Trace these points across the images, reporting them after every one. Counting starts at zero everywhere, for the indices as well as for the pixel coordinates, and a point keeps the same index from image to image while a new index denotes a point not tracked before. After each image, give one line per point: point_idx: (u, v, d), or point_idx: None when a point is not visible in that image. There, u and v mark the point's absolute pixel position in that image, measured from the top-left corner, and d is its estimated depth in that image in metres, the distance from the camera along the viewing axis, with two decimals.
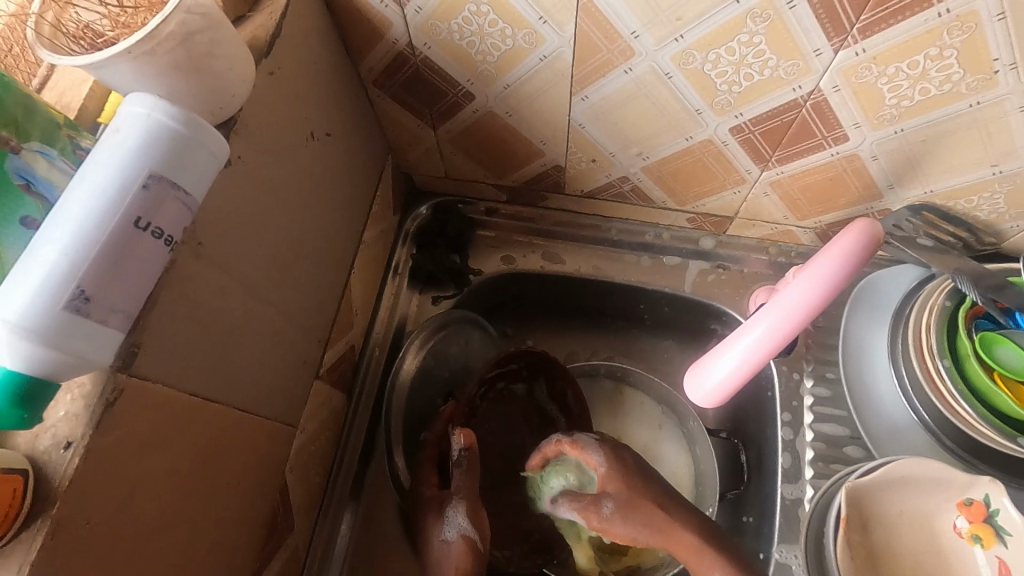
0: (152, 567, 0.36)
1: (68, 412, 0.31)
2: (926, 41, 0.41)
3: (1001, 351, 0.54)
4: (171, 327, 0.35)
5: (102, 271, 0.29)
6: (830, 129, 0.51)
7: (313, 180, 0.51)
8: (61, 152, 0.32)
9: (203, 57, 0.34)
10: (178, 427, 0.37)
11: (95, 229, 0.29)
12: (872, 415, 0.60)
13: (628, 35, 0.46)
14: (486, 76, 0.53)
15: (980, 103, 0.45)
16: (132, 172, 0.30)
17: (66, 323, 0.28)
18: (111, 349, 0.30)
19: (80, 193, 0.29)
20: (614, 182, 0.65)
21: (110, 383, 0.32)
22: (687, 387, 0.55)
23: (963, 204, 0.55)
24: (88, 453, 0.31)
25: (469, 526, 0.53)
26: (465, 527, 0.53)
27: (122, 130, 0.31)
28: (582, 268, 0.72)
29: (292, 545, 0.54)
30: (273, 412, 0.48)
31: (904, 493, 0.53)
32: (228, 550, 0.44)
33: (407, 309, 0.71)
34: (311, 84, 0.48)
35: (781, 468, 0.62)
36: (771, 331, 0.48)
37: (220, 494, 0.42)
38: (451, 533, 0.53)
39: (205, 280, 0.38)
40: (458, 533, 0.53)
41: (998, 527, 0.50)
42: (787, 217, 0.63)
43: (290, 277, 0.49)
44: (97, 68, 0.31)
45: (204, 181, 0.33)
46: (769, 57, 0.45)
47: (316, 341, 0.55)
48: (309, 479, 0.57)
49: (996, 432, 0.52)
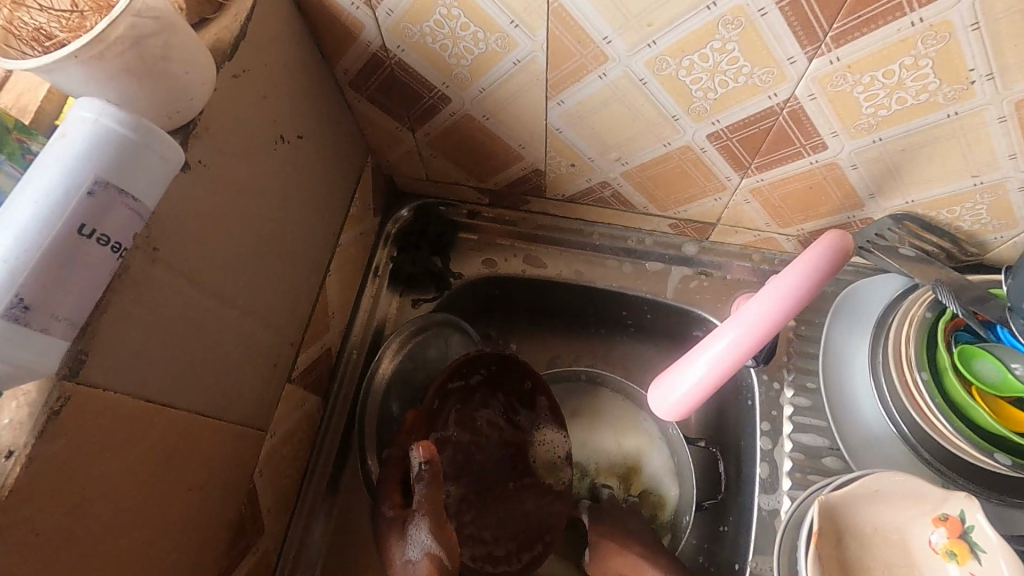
0: (103, 574, 0.36)
1: (12, 420, 0.30)
2: (900, 50, 0.40)
3: (981, 365, 0.53)
4: (124, 332, 0.35)
5: (42, 279, 0.29)
6: (808, 137, 0.50)
7: (283, 183, 0.50)
8: (10, 155, 0.32)
9: (156, 61, 0.33)
10: (132, 433, 0.36)
11: (36, 236, 0.28)
12: (851, 427, 0.60)
13: (601, 40, 0.45)
14: (461, 79, 0.52)
15: (958, 113, 0.44)
16: (78, 178, 0.30)
17: (3, 331, 0.27)
18: (54, 356, 0.30)
19: (23, 199, 0.29)
20: (595, 187, 0.64)
21: (55, 390, 0.31)
22: (653, 399, 0.54)
23: (945, 214, 0.54)
24: (32, 461, 0.30)
25: (434, 543, 0.52)
26: (429, 544, 0.52)
27: (69, 134, 0.30)
28: (564, 273, 0.71)
29: (261, 549, 0.54)
30: (240, 416, 0.48)
31: (879, 507, 0.52)
32: (191, 555, 0.44)
33: (387, 311, 0.70)
34: (281, 86, 0.48)
35: (759, 478, 0.61)
36: (741, 337, 0.47)
37: (180, 500, 0.42)
38: (413, 550, 0.52)
39: (162, 285, 0.37)
40: (423, 551, 0.52)
41: (973, 543, 0.49)
42: (769, 224, 0.62)
43: (259, 280, 0.48)
44: (46, 71, 0.31)
45: (155, 187, 0.33)
46: (743, 64, 0.44)
47: (288, 344, 0.54)
48: (281, 482, 0.56)
49: (974, 448, 0.51)
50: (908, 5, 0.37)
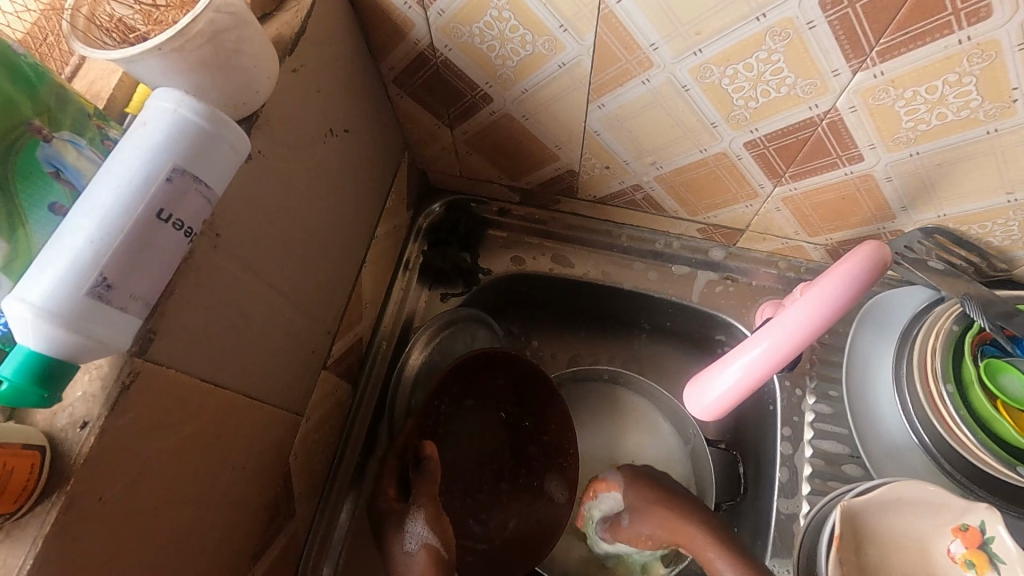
0: (158, 544, 0.38)
1: (85, 392, 0.32)
2: (946, 66, 0.41)
3: (1006, 379, 0.54)
4: (186, 313, 0.36)
5: (124, 259, 0.30)
6: (845, 148, 0.51)
7: (329, 175, 0.52)
8: (90, 141, 0.33)
9: (230, 54, 0.35)
10: (188, 411, 0.38)
11: (119, 218, 0.30)
12: (873, 436, 0.60)
13: (648, 46, 0.46)
14: (504, 80, 0.54)
15: (997, 130, 0.45)
16: (158, 165, 0.31)
17: (88, 309, 0.29)
18: (129, 334, 0.31)
19: (107, 183, 0.30)
20: (627, 190, 0.65)
21: (125, 366, 0.33)
22: (688, 399, 0.55)
23: (977, 229, 0.55)
24: (104, 432, 0.32)
25: (431, 534, 0.49)
26: (426, 535, 0.49)
27: (149, 122, 0.32)
28: (590, 273, 0.73)
29: (291, 530, 0.56)
30: (281, 399, 0.49)
31: (902, 516, 0.53)
32: (233, 533, 0.45)
33: (416, 304, 0.72)
34: (333, 80, 0.49)
35: (778, 482, 0.62)
36: (774, 346, 0.48)
37: (226, 478, 0.43)
38: (412, 543, 0.49)
39: (221, 270, 0.39)
40: (421, 543, 0.49)
41: (992, 554, 0.50)
42: (799, 233, 0.63)
43: (303, 269, 0.50)
44: (128, 61, 0.32)
45: (225, 175, 0.34)
46: (787, 74, 0.45)
47: (326, 332, 0.56)
48: (312, 466, 0.58)
49: (995, 459, 0.52)
50: (956, 23, 0.38)
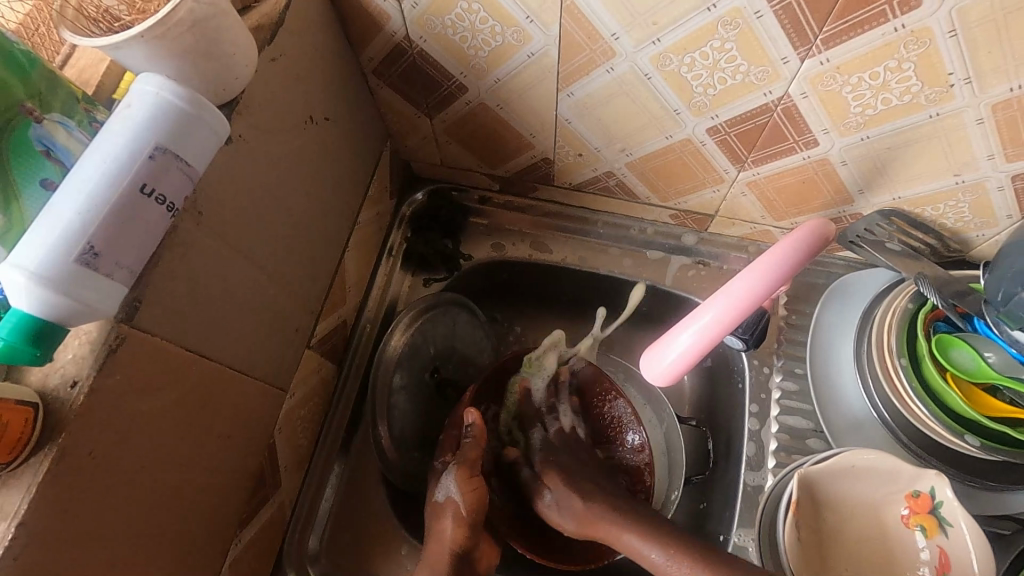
0: (146, 502, 0.40)
1: (75, 355, 0.35)
2: (885, 54, 0.44)
3: (957, 354, 0.57)
4: (169, 285, 0.39)
5: (110, 229, 0.33)
6: (800, 134, 0.53)
7: (310, 161, 0.54)
8: (79, 123, 0.36)
9: (209, 42, 0.37)
10: (174, 378, 0.40)
11: (105, 192, 0.32)
12: (835, 411, 0.63)
13: (609, 36, 0.48)
14: (478, 70, 0.56)
15: (939, 114, 0.47)
16: (142, 143, 0.34)
17: (77, 273, 0.31)
18: (115, 299, 0.33)
19: (92, 159, 0.33)
20: (601, 177, 0.68)
21: (113, 331, 0.35)
22: (643, 365, 0.56)
23: (930, 211, 0.58)
24: (93, 392, 0.35)
25: (457, 489, 0.56)
26: (452, 490, 0.57)
27: (133, 104, 0.34)
28: (568, 258, 0.75)
29: (277, 502, 0.58)
30: (265, 374, 0.52)
31: (858, 486, 0.55)
32: (219, 499, 0.48)
33: (399, 290, 0.74)
34: (312, 70, 0.52)
35: (745, 456, 0.65)
36: (722, 312, 0.50)
37: (213, 445, 0.46)
38: (440, 495, 0.57)
39: (204, 246, 0.41)
40: (447, 496, 0.57)
41: (941, 518, 0.53)
42: (765, 217, 0.66)
43: (286, 250, 0.52)
44: (114, 48, 0.35)
45: (204, 155, 0.37)
46: (740, 62, 0.48)
47: (310, 312, 0.58)
48: (297, 441, 0.61)
49: (946, 429, 0.54)
50: (891, 12, 0.41)
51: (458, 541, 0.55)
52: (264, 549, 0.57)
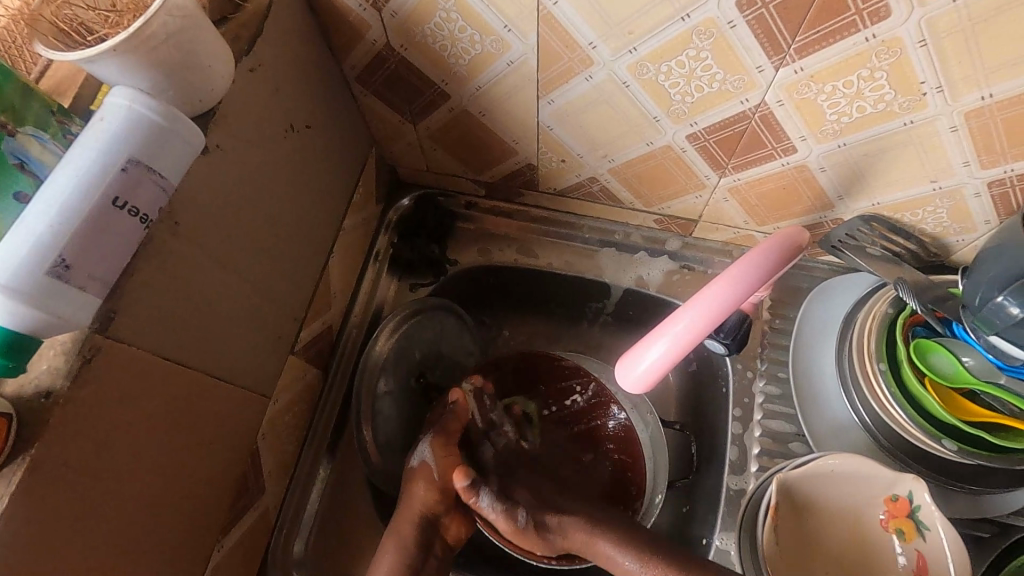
0: (125, 509, 0.41)
1: (49, 365, 0.35)
2: (858, 62, 0.44)
3: (935, 357, 0.57)
4: (145, 294, 0.39)
5: (81, 242, 0.33)
6: (779, 140, 0.54)
7: (292, 169, 0.54)
8: (53, 135, 0.36)
9: (184, 55, 0.37)
10: (151, 387, 0.41)
11: (77, 205, 0.33)
12: (817, 415, 0.63)
13: (587, 45, 0.49)
14: (459, 77, 0.56)
15: (913, 122, 0.47)
16: (114, 156, 0.34)
17: (48, 286, 0.32)
18: (87, 310, 0.34)
19: (63, 173, 0.33)
20: (585, 182, 0.68)
21: (87, 342, 0.36)
22: (619, 372, 0.55)
23: (909, 216, 0.58)
24: (66, 402, 0.35)
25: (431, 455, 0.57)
26: (427, 454, 0.58)
27: (106, 118, 0.34)
28: (554, 263, 0.76)
29: (261, 507, 0.58)
30: (247, 381, 0.52)
31: (838, 491, 0.56)
32: (200, 505, 0.48)
33: (386, 294, 0.75)
34: (293, 79, 0.52)
35: (728, 460, 0.66)
36: (698, 320, 0.49)
37: (193, 453, 0.46)
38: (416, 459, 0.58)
39: (181, 255, 0.42)
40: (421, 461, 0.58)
41: (919, 522, 0.53)
42: (748, 222, 0.66)
43: (267, 256, 0.53)
44: (86, 62, 0.35)
45: (177, 167, 0.37)
46: (716, 71, 0.48)
47: (293, 319, 0.59)
48: (281, 446, 0.61)
49: (924, 434, 0.55)
50: (861, 22, 0.41)
51: (429, 504, 0.56)
52: (248, 553, 0.58)
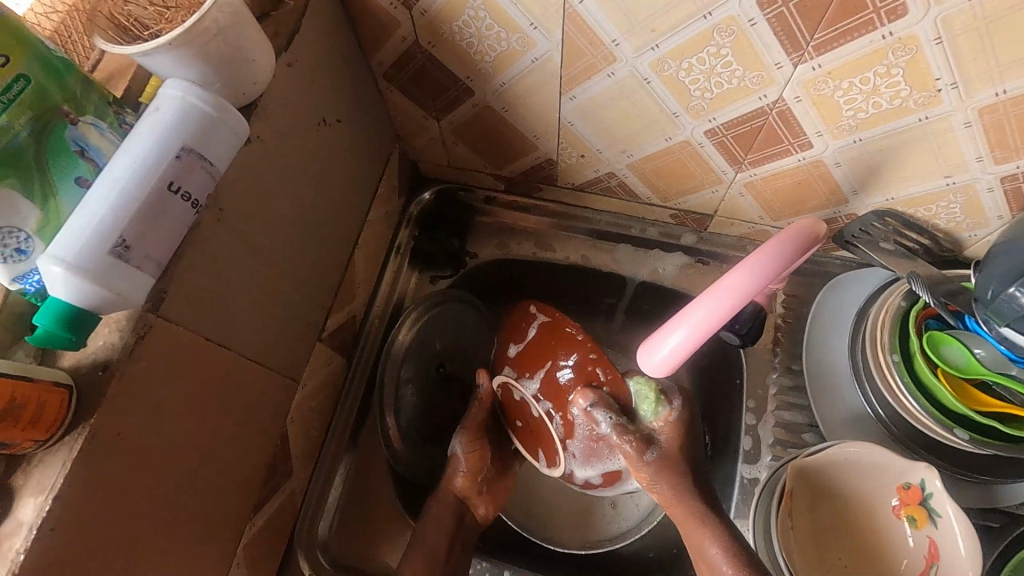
0: (170, 482, 0.43)
1: (105, 342, 0.37)
2: (874, 59, 0.45)
3: (947, 349, 0.58)
4: (191, 276, 0.41)
5: (139, 224, 0.35)
6: (795, 136, 0.55)
7: (323, 161, 0.57)
8: (110, 124, 0.38)
9: (231, 50, 0.39)
10: (194, 366, 0.43)
11: (136, 189, 0.35)
12: (828, 406, 0.65)
13: (610, 42, 0.51)
14: (484, 74, 0.58)
15: (928, 118, 0.49)
16: (170, 144, 0.36)
17: (109, 265, 0.34)
18: (144, 289, 0.36)
19: (123, 159, 0.35)
20: (602, 177, 0.70)
21: (140, 320, 0.38)
22: (640, 357, 0.56)
23: (923, 212, 0.59)
24: (121, 376, 0.37)
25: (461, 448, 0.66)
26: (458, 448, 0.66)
27: (162, 108, 0.37)
28: (571, 257, 0.77)
29: (288, 489, 0.60)
30: (279, 365, 0.54)
31: (851, 478, 0.57)
32: (236, 483, 0.50)
33: (406, 287, 0.77)
34: (326, 75, 0.54)
35: (742, 450, 0.67)
36: (715, 310, 0.51)
37: (230, 431, 0.48)
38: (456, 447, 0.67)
39: (225, 241, 0.44)
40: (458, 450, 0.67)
41: (931, 509, 0.54)
42: (762, 217, 0.67)
43: (300, 245, 0.55)
44: (143, 55, 0.37)
45: (225, 155, 0.39)
46: (736, 68, 0.50)
47: (321, 307, 0.61)
48: (308, 431, 0.63)
49: (936, 424, 0.56)
50: (878, 20, 0.42)
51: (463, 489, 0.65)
52: (278, 532, 0.60)
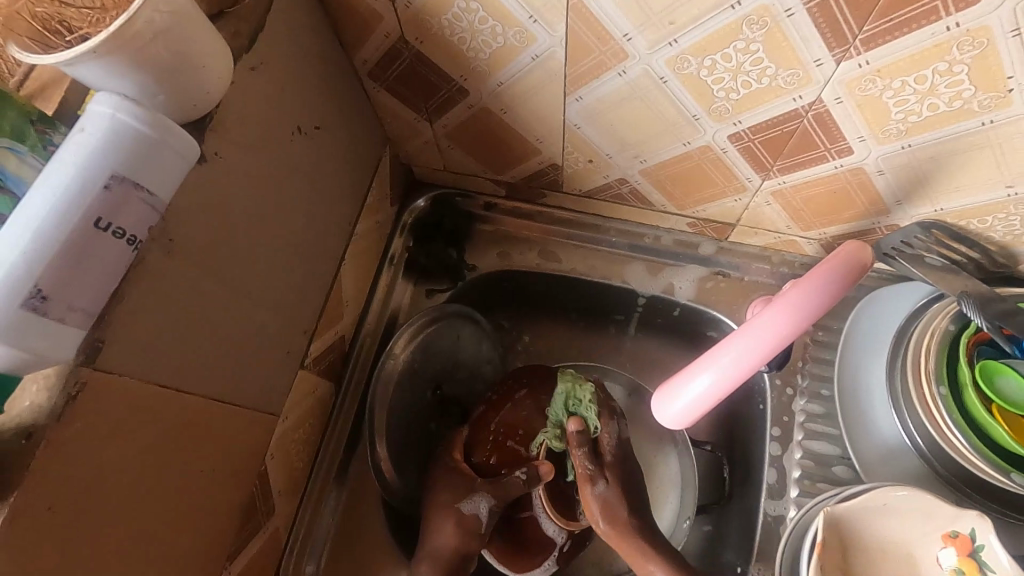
0: (123, 549, 0.38)
1: (32, 403, 0.32)
2: (934, 55, 0.39)
3: (1003, 381, 0.52)
4: (135, 319, 0.36)
5: (59, 270, 0.30)
6: (833, 141, 0.48)
7: (300, 173, 0.51)
8: (31, 147, 0.33)
9: (176, 57, 0.34)
10: (145, 419, 0.38)
11: (54, 230, 0.29)
12: (864, 438, 0.58)
13: (621, 37, 0.44)
14: (479, 73, 0.52)
15: (993, 122, 0.42)
16: (96, 173, 0.31)
17: (20, 320, 0.28)
18: (71, 345, 0.31)
19: (39, 193, 0.30)
20: (613, 184, 0.63)
21: (72, 376, 0.33)
22: (657, 403, 0.51)
23: (976, 224, 0.52)
24: (48, 442, 0.32)
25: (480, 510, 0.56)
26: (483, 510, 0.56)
27: (87, 129, 0.31)
28: (578, 267, 0.71)
29: (270, 529, 0.56)
30: (254, 402, 0.49)
31: (893, 525, 0.51)
32: (205, 536, 0.45)
33: (401, 300, 0.72)
34: (299, 77, 0.48)
35: (766, 484, 0.61)
36: (745, 354, 0.45)
37: (194, 482, 0.43)
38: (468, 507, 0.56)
39: (177, 276, 0.38)
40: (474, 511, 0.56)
41: (982, 562, 0.48)
42: (791, 227, 0.61)
43: (273, 269, 0.49)
44: (66, 65, 0.31)
45: (170, 181, 0.34)
46: (767, 65, 0.43)
47: (302, 333, 0.55)
48: (292, 465, 0.58)
49: (989, 466, 0.50)
50: (943, 9, 0.36)
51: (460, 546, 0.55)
52: None
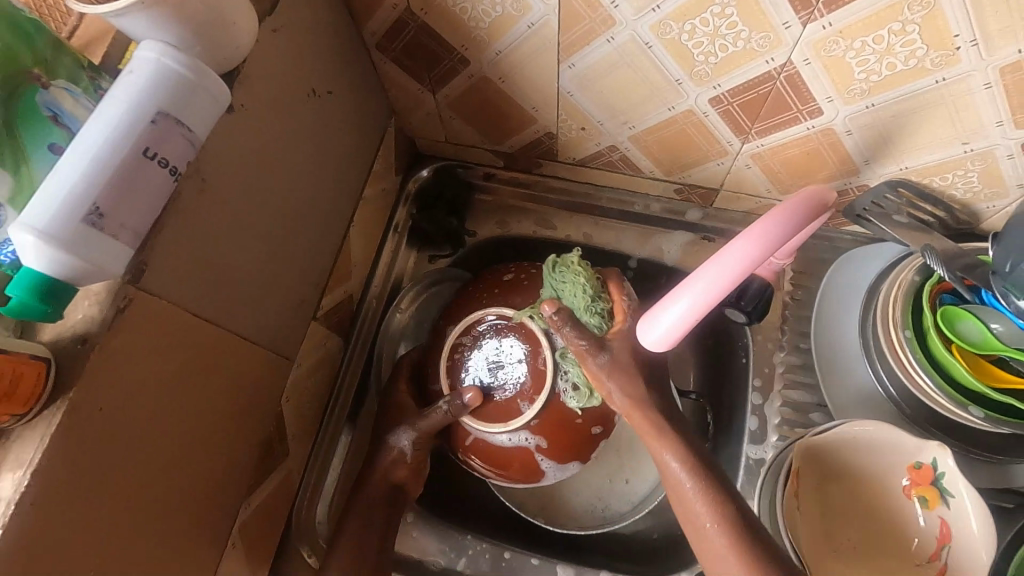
0: (162, 460, 0.42)
1: (85, 315, 0.36)
2: (889, 16, 0.43)
3: (964, 325, 0.56)
4: (173, 249, 0.40)
5: (114, 191, 0.34)
6: (804, 102, 0.53)
7: (314, 134, 0.55)
8: (84, 90, 0.37)
9: (211, 13, 0.38)
10: (180, 342, 0.42)
11: (110, 156, 0.34)
12: (837, 385, 0.63)
13: (609, 4, 0.48)
14: (479, 42, 0.56)
15: (945, 79, 0.46)
16: (145, 108, 0.35)
17: (82, 233, 0.33)
18: (122, 260, 0.35)
19: (96, 125, 0.34)
20: (604, 151, 0.67)
21: (120, 292, 0.36)
22: (640, 332, 0.54)
23: (938, 181, 0.57)
24: (99, 349, 0.36)
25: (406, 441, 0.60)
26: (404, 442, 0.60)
27: (135, 70, 0.35)
28: (572, 235, 0.76)
29: (286, 469, 0.59)
30: (272, 343, 0.53)
31: (861, 457, 0.56)
32: (229, 462, 0.49)
33: (405, 265, 0.76)
34: (314, 43, 0.52)
35: (748, 430, 0.66)
36: (714, 281, 0.48)
37: (220, 409, 0.47)
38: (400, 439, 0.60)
39: (209, 215, 0.43)
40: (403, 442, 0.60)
41: (943, 489, 0.53)
42: (770, 190, 0.65)
43: (291, 221, 0.53)
44: (116, 15, 0.35)
45: (206, 121, 0.38)
46: (741, 29, 0.47)
47: (314, 285, 0.59)
48: (305, 411, 0.62)
49: (951, 402, 0.54)
50: None
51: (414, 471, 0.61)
52: (276, 513, 0.59)
